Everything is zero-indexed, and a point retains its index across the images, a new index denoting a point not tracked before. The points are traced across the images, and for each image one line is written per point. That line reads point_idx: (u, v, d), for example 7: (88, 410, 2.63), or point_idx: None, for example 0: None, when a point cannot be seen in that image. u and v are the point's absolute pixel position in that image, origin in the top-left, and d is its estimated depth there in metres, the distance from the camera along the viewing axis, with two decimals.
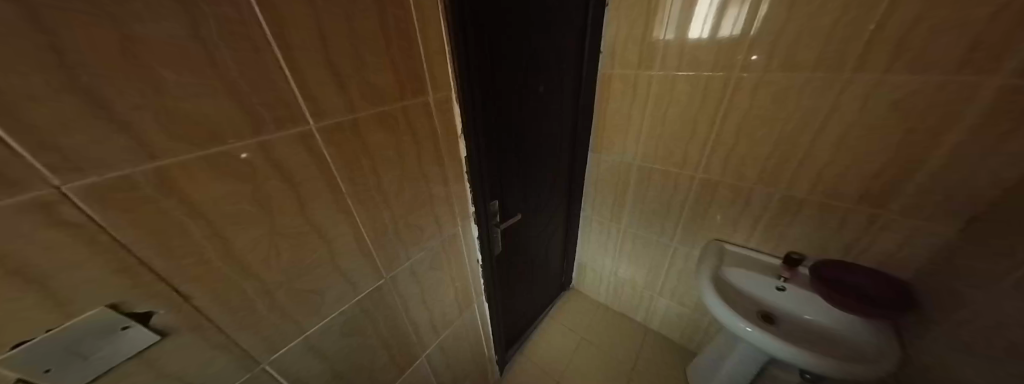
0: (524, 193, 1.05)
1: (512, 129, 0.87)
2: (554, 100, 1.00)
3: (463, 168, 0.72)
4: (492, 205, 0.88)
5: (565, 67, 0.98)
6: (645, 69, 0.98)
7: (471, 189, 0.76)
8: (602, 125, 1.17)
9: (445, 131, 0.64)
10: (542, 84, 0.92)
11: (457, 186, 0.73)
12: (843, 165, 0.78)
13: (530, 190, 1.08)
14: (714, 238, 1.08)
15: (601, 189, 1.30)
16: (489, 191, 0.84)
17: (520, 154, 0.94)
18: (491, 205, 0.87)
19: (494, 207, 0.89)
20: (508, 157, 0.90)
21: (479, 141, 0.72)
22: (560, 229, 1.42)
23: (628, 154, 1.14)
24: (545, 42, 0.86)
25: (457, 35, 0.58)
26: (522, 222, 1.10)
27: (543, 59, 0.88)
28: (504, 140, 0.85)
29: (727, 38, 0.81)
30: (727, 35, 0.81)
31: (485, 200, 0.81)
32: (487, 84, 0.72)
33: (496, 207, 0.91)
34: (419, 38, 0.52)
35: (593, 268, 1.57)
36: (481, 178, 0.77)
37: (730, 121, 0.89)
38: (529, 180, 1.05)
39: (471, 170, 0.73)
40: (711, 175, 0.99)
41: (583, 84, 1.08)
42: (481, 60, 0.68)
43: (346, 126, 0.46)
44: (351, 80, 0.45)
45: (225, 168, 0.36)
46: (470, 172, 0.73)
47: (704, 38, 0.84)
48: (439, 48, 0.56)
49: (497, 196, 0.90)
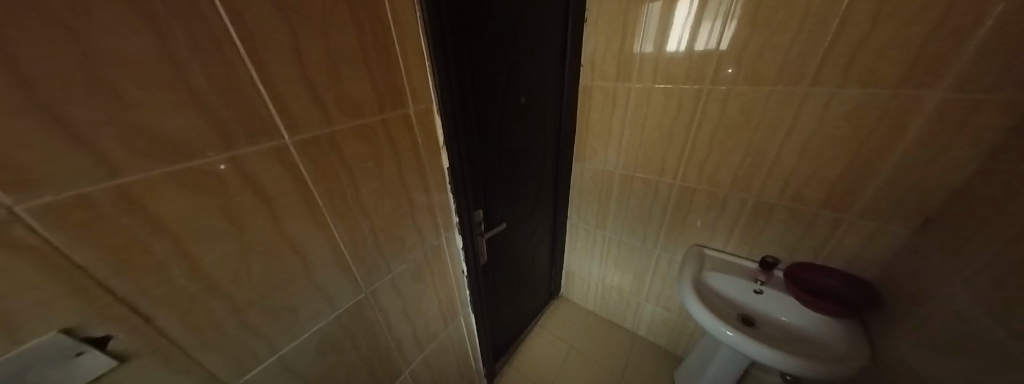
0: (510, 202, 1.05)
1: (495, 141, 0.88)
2: (537, 111, 1.02)
3: (446, 179, 0.73)
4: (476, 215, 0.88)
5: (546, 80, 1.01)
6: (623, 82, 1.02)
7: (454, 199, 0.76)
8: (584, 134, 1.19)
9: (427, 142, 0.64)
10: (524, 96, 0.94)
11: (440, 197, 0.73)
12: (809, 171, 0.82)
13: (516, 199, 1.09)
14: (694, 243, 1.11)
15: (586, 197, 1.32)
16: (473, 201, 0.85)
17: (504, 163, 0.95)
18: (475, 214, 0.87)
19: (478, 216, 0.90)
20: (492, 167, 0.90)
21: (462, 152, 0.73)
22: (546, 237, 1.42)
23: (611, 162, 1.17)
24: (526, 55, 0.89)
25: (437, 49, 0.59)
26: (508, 231, 1.11)
27: (524, 72, 0.91)
28: (488, 150, 0.86)
29: (702, 51, 0.85)
30: (701, 48, 0.85)
31: (469, 210, 0.81)
32: (468, 97, 0.73)
33: (480, 216, 0.91)
34: (398, 53, 0.53)
35: (580, 276, 1.58)
36: (465, 189, 0.77)
37: (704, 131, 0.93)
38: (514, 189, 1.06)
39: (454, 180, 0.73)
40: (688, 182, 1.02)
41: (565, 95, 1.11)
42: (462, 74, 0.70)
43: (323, 138, 0.46)
44: (327, 93, 0.45)
45: (194, 184, 0.35)
46: (452, 182, 0.73)
47: (680, 50, 0.88)
48: (418, 62, 0.57)
49: (481, 205, 0.90)
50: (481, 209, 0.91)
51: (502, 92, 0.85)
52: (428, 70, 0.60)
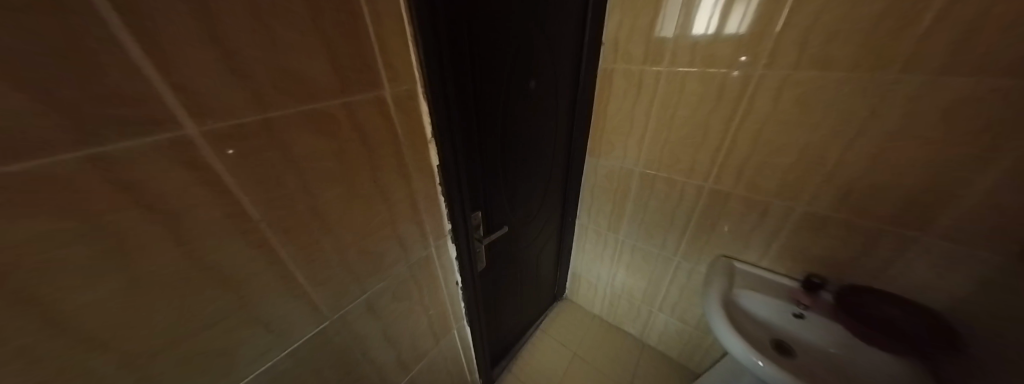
0: (512, 201, 0.93)
1: (496, 134, 0.75)
2: (548, 99, 0.87)
3: (436, 179, 0.60)
4: (472, 218, 0.77)
5: (560, 61, 0.86)
6: (651, 65, 0.86)
7: (446, 203, 0.64)
8: (600, 127, 1.05)
9: (410, 134, 0.51)
10: (533, 81, 0.79)
11: (429, 201, 0.60)
12: (880, 180, 0.68)
13: (519, 198, 0.96)
14: (722, 254, 0.98)
15: (599, 196, 1.18)
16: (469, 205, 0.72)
17: (507, 157, 0.82)
18: (471, 218, 0.75)
19: (474, 220, 0.78)
20: (492, 163, 0.77)
21: (456, 148, 0.60)
22: (552, 238, 1.30)
23: (629, 159, 1.03)
24: (537, 30, 0.74)
25: (422, 14, 0.45)
26: (510, 234, 0.98)
27: (534, 52, 0.76)
28: (487, 144, 0.73)
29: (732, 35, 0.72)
30: (733, 32, 0.71)
31: (463, 215, 0.69)
32: (463, 79, 0.59)
33: (477, 219, 0.79)
34: (365, 14, 0.39)
35: (588, 280, 1.45)
36: (459, 191, 0.64)
37: (749, 126, 0.78)
38: (518, 187, 0.93)
39: (446, 180, 0.60)
40: (721, 185, 0.88)
41: (581, 80, 0.96)
42: (457, 50, 0.55)
43: (253, 130, 0.33)
44: (255, 66, 0.31)
45: (31, 200, 0.23)
46: (444, 183, 0.61)
47: (709, 34, 0.74)
48: (394, 29, 0.43)
49: (478, 207, 0.78)
50: (478, 212, 0.79)
51: (506, 75, 0.70)
52: (410, 41, 0.46)
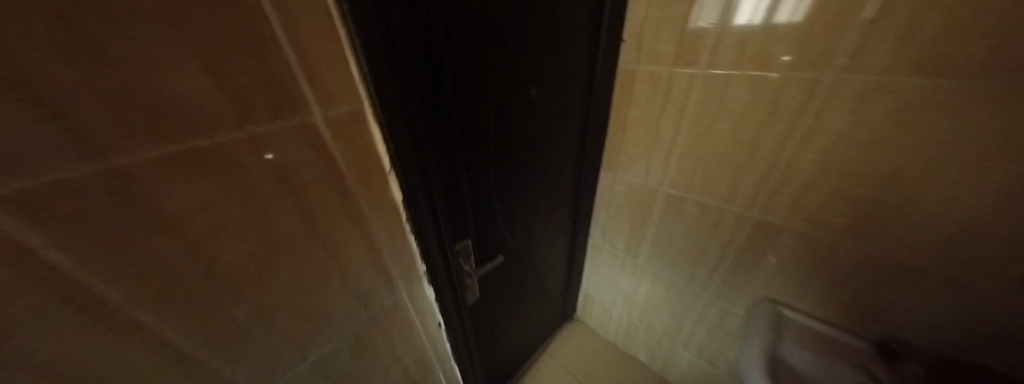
0: (510, 226, 0.81)
1: (486, 153, 0.62)
2: (553, 107, 0.73)
3: (402, 216, 0.49)
4: (456, 250, 0.66)
5: (570, 63, 0.71)
6: (683, 66, 0.69)
7: (416, 241, 0.53)
8: (618, 138, 0.89)
9: (358, 167, 0.40)
10: (534, 88, 0.66)
11: (392, 241, 0.49)
12: (1013, 229, 0.48)
13: (518, 221, 0.83)
14: (766, 297, 0.81)
15: (616, 215, 1.02)
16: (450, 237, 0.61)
17: (501, 178, 0.70)
18: (454, 251, 0.64)
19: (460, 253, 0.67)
20: (482, 187, 0.65)
21: (425, 177, 0.48)
22: (561, 259, 1.16)
23: (651, 176, 0.87)
24: (538, 27, 0.60)
25: (361, 11, 0.33)
26: (508, 261, 0.86)
27: (535, 52, 0.62)
28: (473, 165, 0.60)
29: (785, 26, 0.55)
30: (786, 20, 0.55)
31: (441, 251, 0.58)
32: (436, 91, 0.47)
33: (464, 252, 0.68)
34: (269, 19, 0.28)
35: (602, 304, 1.30)
36: (433, 226, 0.53)
37: (814, 146, 0.60)
38: (517, 209, 0.80)
39: (415, 217, 0.49)
40: (769, 216, 0.71)
41: (595, 83, 0.80)
42: (424, 55, 0.43)
43: (86, 184, 0.23)
44: (81, 95, 0.21)
45: None
46: (413, 221, 0.50)
47: (755, 24, 0.58)
48: (320, 32, 0.32)
49: (464, 238, 0.66)
50: (466, 242, 0.67)
51: (497, 82, 0.57)
52: (348, 48, 0.35)
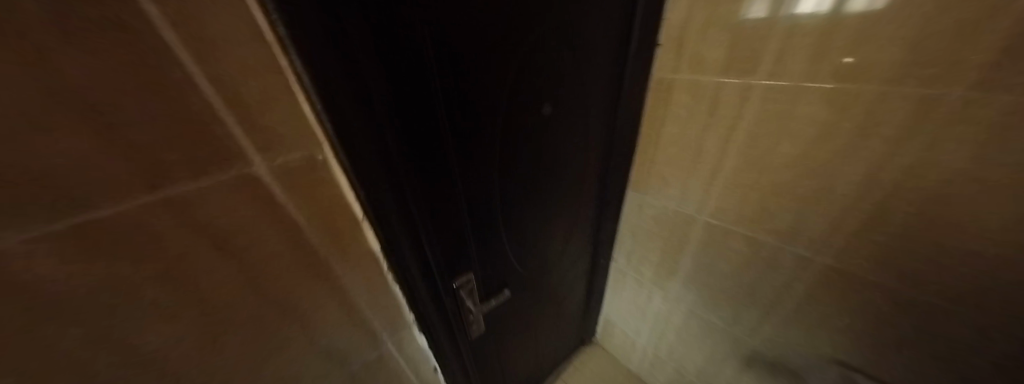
0: (518, 257, 0.72)
1: (488, 182, 0.54)
2: (569, 124, 0.63)
3: (382, 266, 0.43)
4: (453, 289, 0.59)
5: (592, 73, 0.59)
6: (736, 76, 0.56)
7: (402, 289, 0.47)
8: (649, 156, 0.76)
9: (321, 217, 0.33)
10: (546, 105, 0.55)
11: (371, 290, 0.43)
12: None
13: (529, 251, 0.75)
14: (831, 357, 0.66)
15: (644, 241, 0.90)
16: (445, 278, 0.54)
17: (507, 209, 0.61)
18: (451, 289, 0.57)
19: (459, 294, 0.60)
20: (483, 222, 0.58)
21: (404, 218, 0.41)
22: (580, 283, 1.06)
23: (687, 202, 0.74)
24: (551, 33, 0.49)
25: (300, 34, 0.26)
26: (517, 292, 0.78)
27: (548, 63, 0.52)
28: (471, 197, 0.52)
29: (858, 15, 0.42)
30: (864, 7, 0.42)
31: (430, 295, 0.51)
32: (418, 118, 0.39)
33: (465, 292, 0.60)
34: (184, 65, 0.21)
35: (625, 332, 1.18)
36: (419, 268, 0.47)
37: (917, 186, 0.45)
38: (527, 238, 0.72)
39: (395, 267, 0.43)
40: (843, 264, 0.56)
41: (622, 97, 0.67)
42: (397, 78, 0.36)
43: None
44: None
45: None
46: (394, 270, 0.44)
47: (821, 13, 0.45)
48: (253, 66, 0.24)
49: (464, 277, 0.59)
50: (466, 280, 0.60)
51: (500, 102, 0.48)
52: (293, 79, 0.28)
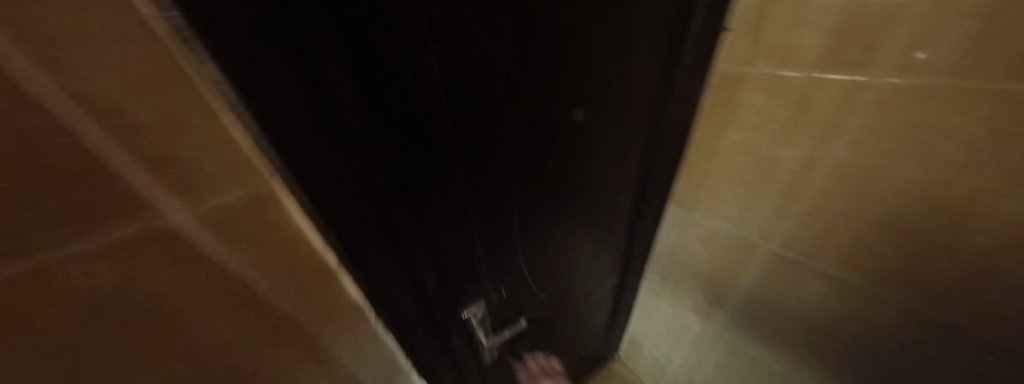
0: (532, 280, 0.64)
1: (497, 208, 0.45)
2: (604, 135, 0.51)
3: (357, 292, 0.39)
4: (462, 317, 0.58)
5: (637, 71, 0.47)
6: (830, 71, 0.42)
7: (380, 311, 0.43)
8: (700, 168, 0.64)
9: (269, 255, 0.28)
10: (577, 114, 0.44)
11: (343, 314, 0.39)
12: None
13: (547, 272, 0.66)
14: None
15: (687, 264, 0.77)
16: (436, 303, 0.49)
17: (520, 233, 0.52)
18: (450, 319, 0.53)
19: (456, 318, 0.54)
20: (488, 248, 0.50)
21: (377, 249, 0.36)
22: (606, 303, 0.95)
23: (744, 226, 0.61)
24: (595, 24, 0.37)
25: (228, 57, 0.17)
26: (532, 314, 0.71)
27: (586, 64, 0.40)
28: (473, 226, 0.45)
29: None
30: None
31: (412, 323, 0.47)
32: (407, 145, 0.30)
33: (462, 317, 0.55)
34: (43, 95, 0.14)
35: (653, 355, 1.06)
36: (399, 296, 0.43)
37: None
38: (545, 260, 0.63)
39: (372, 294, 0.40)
40: (971, 332, 0.43)
41: (671, 100, 0.54)
42: (380, 98, 0.26)
43: None
44: None
45: None
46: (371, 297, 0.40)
47: None
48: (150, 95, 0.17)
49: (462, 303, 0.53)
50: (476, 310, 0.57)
51: (521, 119, 0.37)
52: (216, 103, 0.20)
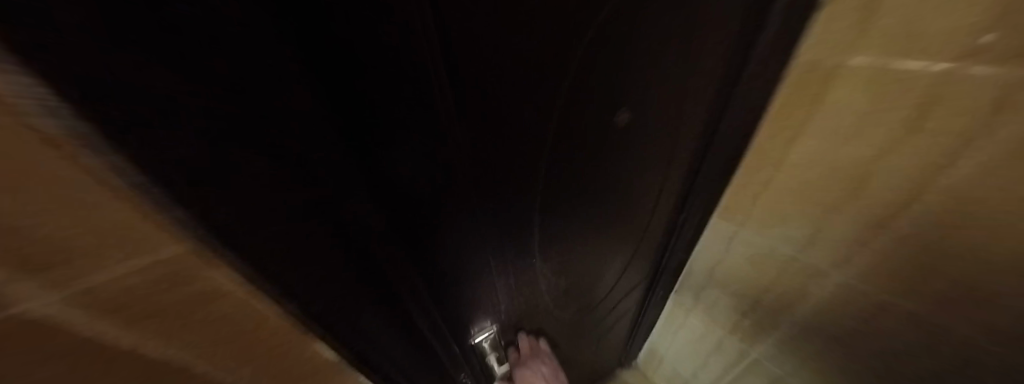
0: (531, 296, 0.60)
1: (506, 212, 0.41)
2: (645, 143, 0.43)
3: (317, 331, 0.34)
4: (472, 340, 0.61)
5: (694, 69, 0.37)
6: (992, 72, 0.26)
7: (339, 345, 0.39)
8: (757, 185, 0.53)
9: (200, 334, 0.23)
10: (616, 117, 0.37)
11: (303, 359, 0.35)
12: None
13: (562, 286, 0.62)
14: None
15: (725, 284, 0.69)
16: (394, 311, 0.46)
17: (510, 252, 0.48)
18: (452, 313, 0.54)
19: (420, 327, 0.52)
20: (465, 265, 0.46)
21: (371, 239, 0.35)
22: (628, 313, 0.89)
23: (803, 251, 0.52)
24: (653, 13, 0.28)
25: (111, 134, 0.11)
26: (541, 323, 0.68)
27: (626, 70, 0.32)
28: (478, 229, 0.42)
29: None
30: None
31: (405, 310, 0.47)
32: (403, 146, 0.27)
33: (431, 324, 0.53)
34: None
35: (675, 366, 1.01)
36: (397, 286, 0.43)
37: None
38: (556, 276, 0.58)
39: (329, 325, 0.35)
40: None
41: (727, 107, 0.45)
42: (370, 102, 0.22)
43: None
44: None
45: None
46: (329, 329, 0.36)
47: None
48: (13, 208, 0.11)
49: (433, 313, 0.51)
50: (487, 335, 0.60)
51: (541, 122, 0.32)
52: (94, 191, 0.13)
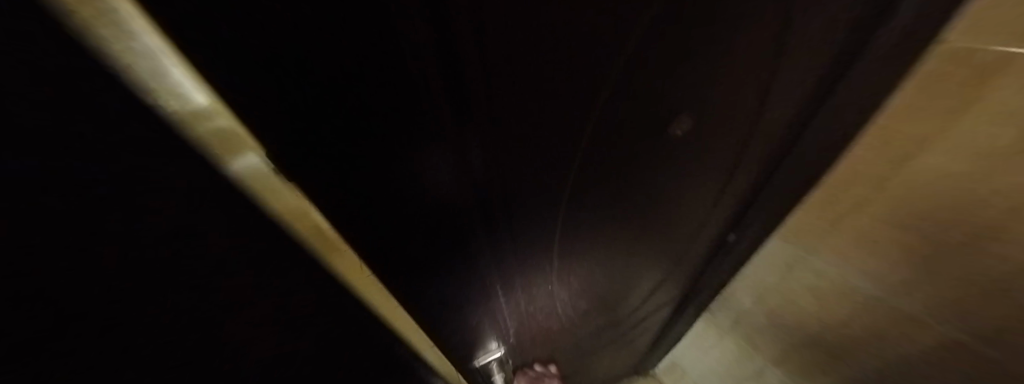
0: (549, 318, 0.53)
1: (530, 241, 0.36)
2: (697, 157, 0.35)
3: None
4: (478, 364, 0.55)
5: (780, 80, 0.29)
6: None
7: None
8: (841, 208, 0.43)
9: None
10: (670, 131, 0.30)
11: None
12: None
13: (585, 308, 0.55)
14: None
15: (776, 311, 0.62)
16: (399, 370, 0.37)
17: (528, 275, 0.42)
18: (472, 346, 0.49)
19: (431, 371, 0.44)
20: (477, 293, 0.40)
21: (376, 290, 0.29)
22: (651, 330, 0.81)
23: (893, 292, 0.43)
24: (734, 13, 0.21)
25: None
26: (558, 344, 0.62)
27: (698, 75, 0.25)
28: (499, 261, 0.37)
29: None
30: None
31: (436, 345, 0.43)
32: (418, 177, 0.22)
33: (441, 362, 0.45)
34: None
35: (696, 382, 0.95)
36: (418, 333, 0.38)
37: None
38: (579, 299, 0.51)
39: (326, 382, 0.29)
40: None
41: (823, 111, 0.34)
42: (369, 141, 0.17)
43: None
44: None
45: None
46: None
47: None
48: None
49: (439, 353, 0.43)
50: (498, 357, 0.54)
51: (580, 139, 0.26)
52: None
